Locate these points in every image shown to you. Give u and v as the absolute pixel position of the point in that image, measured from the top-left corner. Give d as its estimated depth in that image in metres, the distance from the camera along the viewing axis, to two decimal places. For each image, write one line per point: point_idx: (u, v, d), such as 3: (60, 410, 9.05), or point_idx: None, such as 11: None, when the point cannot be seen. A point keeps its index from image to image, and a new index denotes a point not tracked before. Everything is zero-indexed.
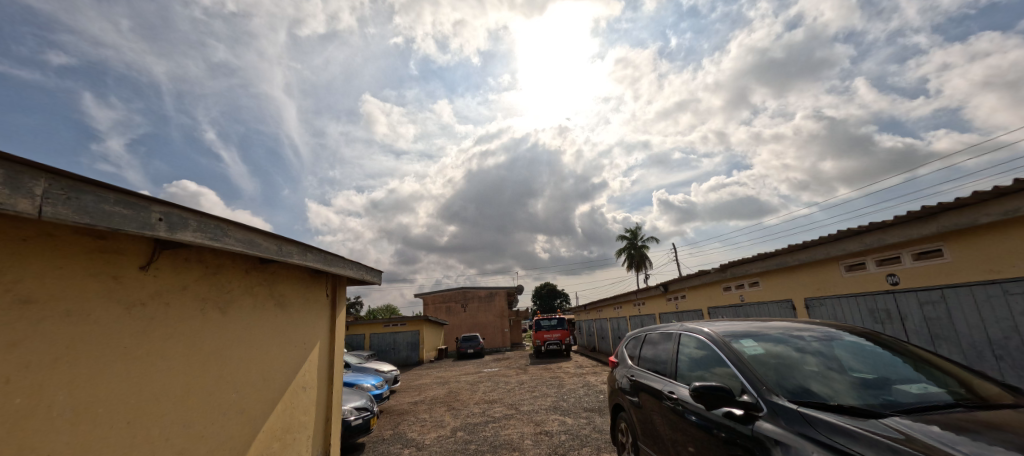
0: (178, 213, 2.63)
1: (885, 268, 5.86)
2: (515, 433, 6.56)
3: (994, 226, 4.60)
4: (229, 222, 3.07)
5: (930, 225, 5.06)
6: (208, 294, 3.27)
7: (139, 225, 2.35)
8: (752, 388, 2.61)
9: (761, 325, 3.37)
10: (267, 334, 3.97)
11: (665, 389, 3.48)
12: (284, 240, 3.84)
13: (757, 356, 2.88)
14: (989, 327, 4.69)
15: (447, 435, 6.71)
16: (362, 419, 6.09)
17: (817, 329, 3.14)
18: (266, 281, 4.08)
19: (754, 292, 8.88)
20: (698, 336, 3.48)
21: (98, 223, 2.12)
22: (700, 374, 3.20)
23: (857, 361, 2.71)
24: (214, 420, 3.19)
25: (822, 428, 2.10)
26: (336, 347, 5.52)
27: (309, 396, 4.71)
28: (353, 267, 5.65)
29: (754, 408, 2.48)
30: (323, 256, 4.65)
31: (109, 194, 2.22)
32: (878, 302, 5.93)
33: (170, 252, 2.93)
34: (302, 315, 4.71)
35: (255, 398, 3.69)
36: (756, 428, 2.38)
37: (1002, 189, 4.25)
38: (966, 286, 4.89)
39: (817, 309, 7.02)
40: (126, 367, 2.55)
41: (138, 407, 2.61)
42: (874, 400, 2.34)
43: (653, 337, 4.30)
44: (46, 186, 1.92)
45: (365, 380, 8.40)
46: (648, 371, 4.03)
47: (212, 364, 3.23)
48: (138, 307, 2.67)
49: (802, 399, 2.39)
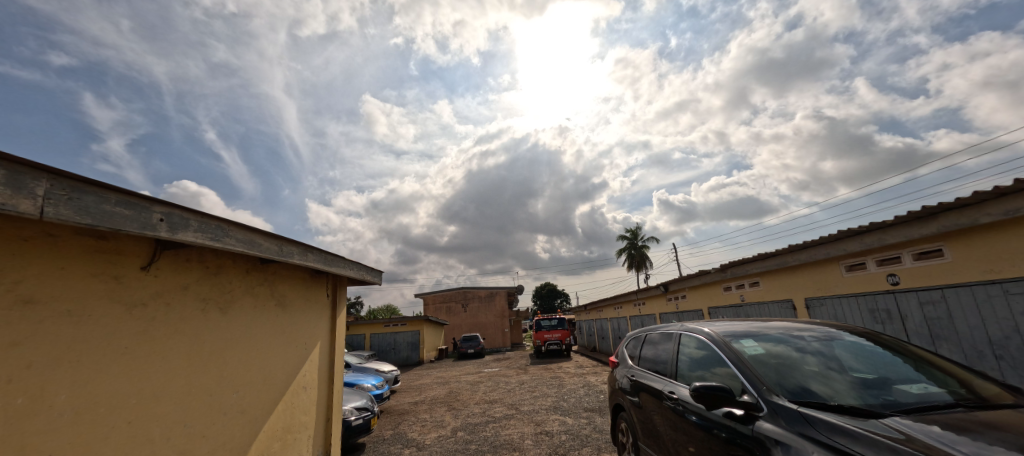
0: (179, 213, 2.64)
1: (886, 268, 5.86)
2: (515, 433, 6.56)
3: (994, 226, 4.60)
4: (229, 223, 3.08)
5: (930, 225, 5.06)
6: (208, 294, 3.27)
7: (140, 225, 2.35)
8: (752, 388, 2.61)
9: (761, 325, 3.38)
10: (267, 334, 3.97)
11: (666, 389, 3.48)
12: (285, 240, 3.84)
13: (757, 356, 2.88)
14: (989, 327, 4.69)
15: (447, 435, 6.71)
16: (363, 419, 6.10)
17: (817, 329, 3.15)
18: (266, 281, 4.08)
19: (754, 292, 8.88)
20: (698, 336, 3.48)
21: (100, 224, 2.12)
22: (701, 374, 3.21)
23: (857, 361, 2.72)
24: (214, 421, 3.19)
25: (822, 428, 2.10)
26: (336, 348, 5.51)
27: (309, 397, 4.71)
28: (353, 266, 5.64)
29: (754, 408, 2.48)
30: (323, 256, 4.65)
31: (110, 194, 2.22)
32: (878, 302, 5.93)
33: (171, 253, 2.93)
34: (303, 315, 4.70)
35: (255, 399, 3.69)
36: (756, 428, 2.38)
37: (1002, 189, 4.25)
38: (966, 286, 4.89)
39: (817, 309, 7.02)
40: (126, 368, 2.55)
41: (138, 407, 2.61)
42: (874, 400, 2.34)
43: (653, 337, 4.31)
44: (47, 187, 1.93)
45: (365, 380, 8.41)
46: (648, 371, 4.03)
47: (212, 364, 3.23)
48: (138, 308, 2.67)
49: (802, 399, 2.39)
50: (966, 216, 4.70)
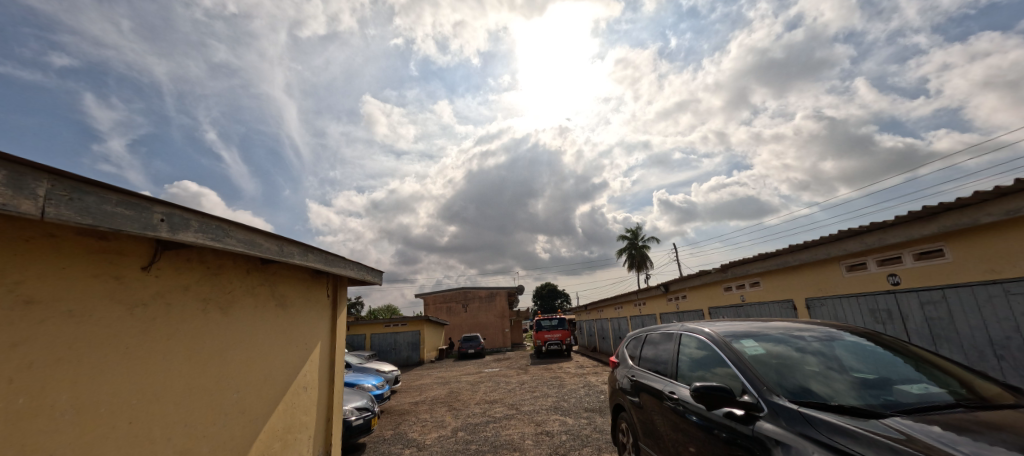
0: (180, 213, 2.64)
1: (886, 268, 5.86)
2: (516, 433, 6.56)
3: (995, 226, 4.60)
4: (230, 223, 3.08)
5: (931, 225, 5.06)
6: (208, 294, 3.27)
7: (142, 225, 2.36)
8: (752, 388, 2.61)
9: (761, 325, 3.38)
10: (268, 334, 3.97)
11: (666, 389, 3.48)
12: (285, 240, 3.84)
13: (758, 356, 2.88)
14: (990, 327, 4.68)
15: (447, 435, 6.71)
16: (364, 419, 6.10)
17: (817, 329, 3.15)
18: (266, 281, 4.08)
19: (755, 292, 8.88)
20: (698, 336, 3.48)
21: (101, 224, 2.13)
22: (701, 374, 3.21)
23: (858, 361, 2.72)
24: (215, 421, 3.19)
25: (823, 428, 2.10)
26: (336, 348, 5.50)
27: (310, 397, 4.72)
28: (354, 266, 5.63)
29: (754, 408, 2.48)
30: (323, 257, 4.65)
31: (111, 195, 2.22)
32: (879, 302, 5.92)
33: (172, 253, 2.94)
34: (303, 315, 4.71)
35: (255, 398, 3.69)
36: (756, 428, 2.38)
37: (1003, 189, 4.25)
38: (967, 286, 4.89)
39: (818, 309, 7.02)
40: (127, 367, 2.55)
41: (139, 408, 2.61)
42: (875, 400, 2.34)
43: (654, 338, 4.31)
44: (48, 187, 1.93)
45: (365, 380, 8.42)
46: (648, 372, 4.03)
47: (212, 364, 3.22)
48: (139, 308, 2.67)
49: (802, 399, 2.39)
50: (966, 216, 4.70)
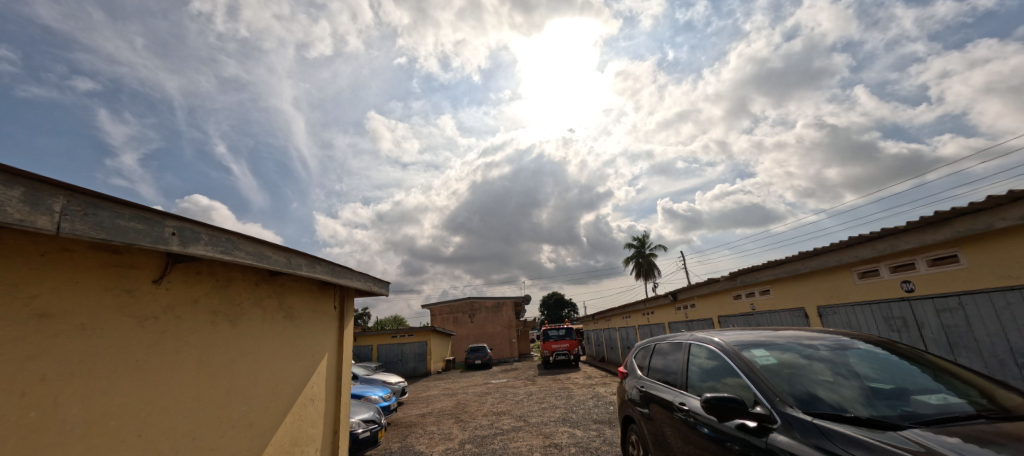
0: (191, 227, 2.68)
1: (899, 275, 5.77)
2: (524, 445, 6.49)
3: (1011, 229, 4.52)
4: (240, 236, 3.12)
5: (944, 230, 5.00)
6: (218, 306, 3.29)
7: (153, 239, 2.39)
8: (765, 399, 2.55)
9: (772, 334, 3.31)
10: (277, 346, 4.01)
11: (676, 400, 3.43)
12: (294, 252, 3.89)
13: (769, 365, 2.81)
14: (1010, 334, 4.56)
15: (455, 447, 6.64)
16: (371, 432, 6.05)
17: (828, 337, 3.09)
18: (276, 293, 4.13)
19: (765, 300, 8.75)
20: (708, 346, 3.41)
21: (113, 239, 2.16)
22: (712, 384, 3.15)
23: (871, 369, 2.66)
24: (222, 435, 3.18)
25: (839, 440, 2.04)
26: (344, 360, 5.51)
27: (317, 410, 4.71)
28: (361, 278, 5.67)
29: (767, 419, 2.42)
30: (332, 268, 4.67)
31: (124, 209, 2.26)
32: (893, 309, 5.83)
33: (183, 266, 2.98)
34: (310, 327, 4.71)
35: (264, 411, 3.69)
36: (770, 440, 2.32)
37: (1017, 193, 4.18)
38: (984, 292, 4.79)
39: (830, 317, 6.89)
40: (137, 380, 2.57)
41: (149, 421, 2.62)
42: (890, 410, 2.28)
43: (663, 347, 4.23)
44: (64, 203, 1.97)
45: (373, 392, 8.40)
46: (658, 382, 3.97)
47: (220, 375, 3.23)
48: (150, 322, 2.70)
49: (815, 409, 2.34)
50: (981, 221, 4.63)
